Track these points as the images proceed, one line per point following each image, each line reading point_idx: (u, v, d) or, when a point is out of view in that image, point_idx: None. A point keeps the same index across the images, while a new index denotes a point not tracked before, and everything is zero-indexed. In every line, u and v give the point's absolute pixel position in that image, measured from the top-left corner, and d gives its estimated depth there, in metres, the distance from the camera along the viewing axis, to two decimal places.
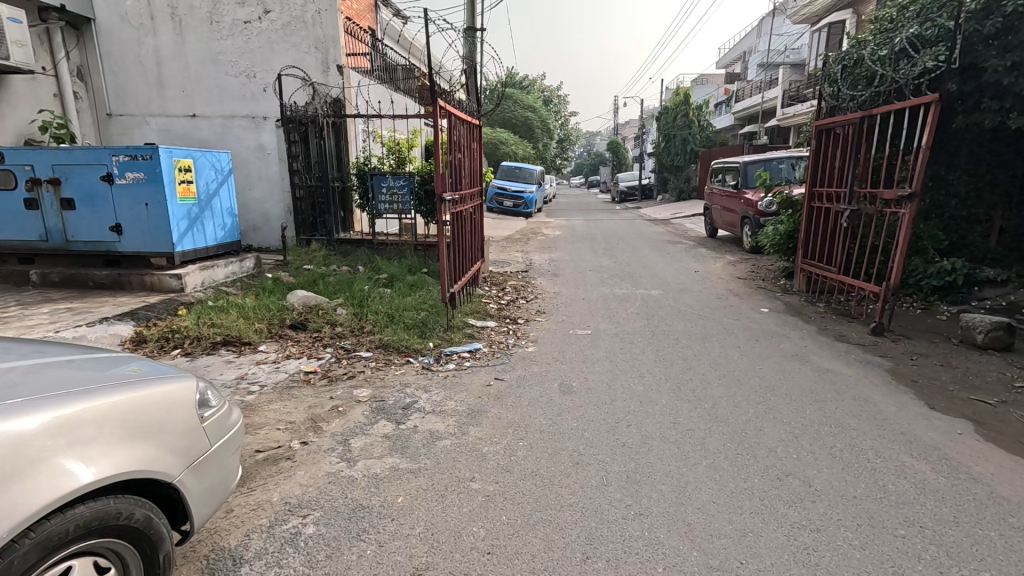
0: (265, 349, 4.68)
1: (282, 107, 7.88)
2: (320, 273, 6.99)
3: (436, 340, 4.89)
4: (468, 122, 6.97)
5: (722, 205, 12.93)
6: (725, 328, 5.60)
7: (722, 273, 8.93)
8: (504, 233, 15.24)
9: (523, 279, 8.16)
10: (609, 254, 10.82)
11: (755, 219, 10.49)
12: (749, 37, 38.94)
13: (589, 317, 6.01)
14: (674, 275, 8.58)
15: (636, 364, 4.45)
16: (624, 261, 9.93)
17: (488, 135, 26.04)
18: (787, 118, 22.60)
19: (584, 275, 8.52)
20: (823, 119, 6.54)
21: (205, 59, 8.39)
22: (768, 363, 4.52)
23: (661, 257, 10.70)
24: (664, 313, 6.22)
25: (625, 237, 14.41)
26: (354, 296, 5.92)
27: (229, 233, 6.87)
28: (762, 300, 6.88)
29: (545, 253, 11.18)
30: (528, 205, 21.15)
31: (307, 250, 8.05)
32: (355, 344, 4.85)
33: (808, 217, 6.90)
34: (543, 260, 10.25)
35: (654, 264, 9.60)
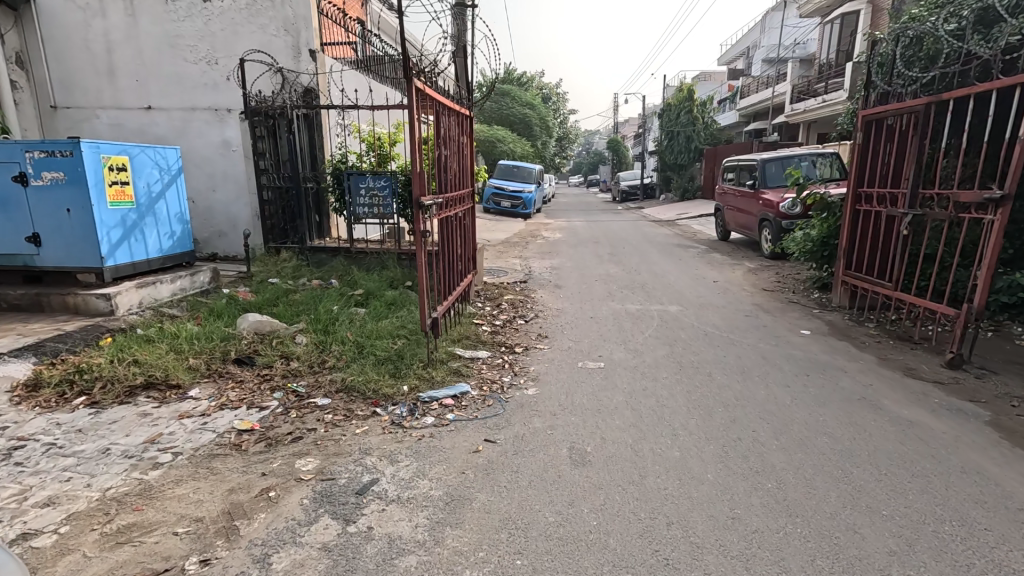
0: (195, 395, 3.71)
1: (246, 97, 6.91)
2: (285, 289, 6.02)
3: (412, 381, 3.92)
4: (457, 113, 5.99)
5: (735, 206, 12.00)
6: (764, 357, 4.65)
7: (744, 283, 7.96)
8: (501, 236, 14.26)
9: (522, 292, 7.20)
10: (615, 261, 9.87)
11: (777, 222, 9.55)
12: (752, 32, 38.00)
13: (599, 343, 5.05)
14: (691, 287, 7.61)
15: (665, 416, 3.48)
16: (633, 270, 8.98)
17: (486, 132, 25.03)
18: (797, 114, 21.66)
19: (590, 287, 7.56)
20: (874, 107, 5.59)
21: (160, 44, 7.41)
22: (831, 411, 3.57)
23: (672, 263, 9.73)
24: (689, 336, 5.26)
25: (630, 240, 13.46)
26: (318, 320, 4.95)
27: (179, 244, 5.91)
28: (799, 319, 5.92)
29: (545, 260, 10.21)
30: (528, 205, 20.22)
31: (276, 260, 7.08)
32: (312, 387, 3.89)
33: (852, 223, 5.94)
34: (543, 268, 9.27)
35: (667, 273, 8.63)
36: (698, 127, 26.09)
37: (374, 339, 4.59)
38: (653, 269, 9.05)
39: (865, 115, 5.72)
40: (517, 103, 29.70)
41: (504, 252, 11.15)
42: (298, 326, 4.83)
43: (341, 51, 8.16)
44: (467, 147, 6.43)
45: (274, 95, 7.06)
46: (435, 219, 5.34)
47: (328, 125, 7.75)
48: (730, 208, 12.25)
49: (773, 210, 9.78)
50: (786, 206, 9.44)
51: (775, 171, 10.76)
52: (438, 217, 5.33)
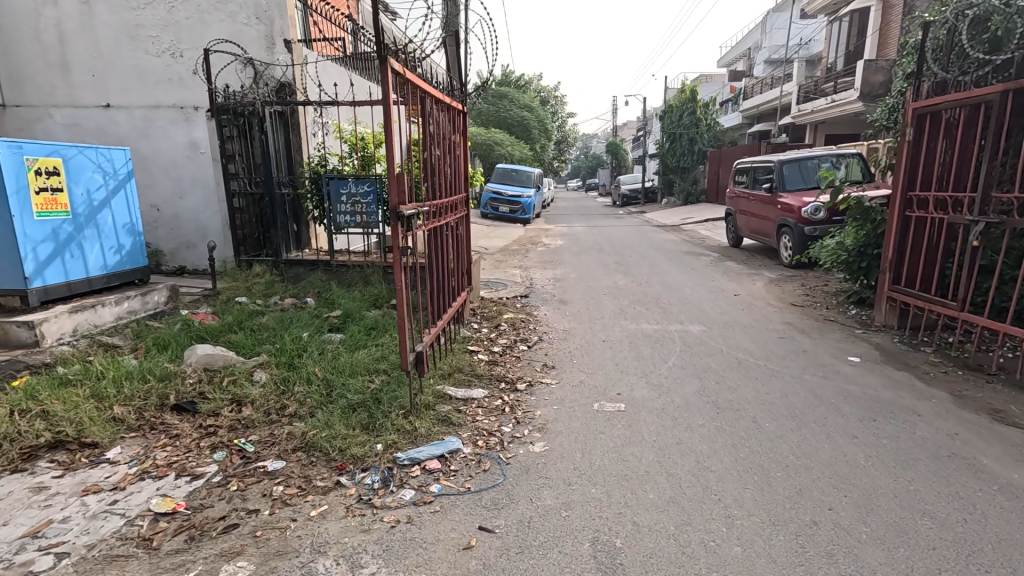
0: (113, 459, 2.93)
1: (213, 93, 6.14)
2: (253, 310, 5.25)
3: (389, 435, 3.13)
4: (449, 107, 5.24)
5: (747, 210, 11.30)
6: (815, 395, 3.88)
7: (769, 296, 7.20)
8: (499, 244, 13.51)
9: (523, 309, 6.44)
10: (624, 272, 9.11)
11: (798, 228, 8.83)
12: (754, 33, 37.40)
13: (616, 375, 4.28)
14: (712, 302, 6.84)
15: (710, 487, 2.71)
16: (645, 282, 8.21)
17: (483, 135, 24.32)
18: (805, 115, 20.97)
19: (599, 303, 6.80)
20: (929, 97, 4.85)
21: (118, 35, 6.66)
22: (922, 475, 2.80)
23: (685, 273, 8.98)
24: (720, 366, 4.49)
25: (636, 247, 12.71)
26: (283, 351, 4.17)
27: (128, 259, 5.13)
28: (843, 341, 5.15)
29: (547, 270, 9.45)
30: (527, 210, 19.51)
31: (246, 275, 6.30)
32: (264, 443, 3.11)
33: (901, 231, 5.19)
34: (545, 280, 8.52)
35: (682, 286, 7.87)
36: (700, 129, 25.44)
37: (349, 376, 3.83)
38: (666, 281, 8.29)
39: (916, 107, 4.97)
40: (514, 105, 29.00)
41: (502, 262, 10.38)
42: (258, 359, 4.05)
43: (332, 49, 7.89)
44: (462, 148, 5.68)
45: (244, 90, 6.30)
46: (422, 229, 4.59)
47: (306, 124, 6.99)
48: (743, 212, 11.52)
49: (793, 216, 9.07)
50: (809, 211, 8.72)
51: (793, 173, 10.04)
52: (425, 227, 4.57)
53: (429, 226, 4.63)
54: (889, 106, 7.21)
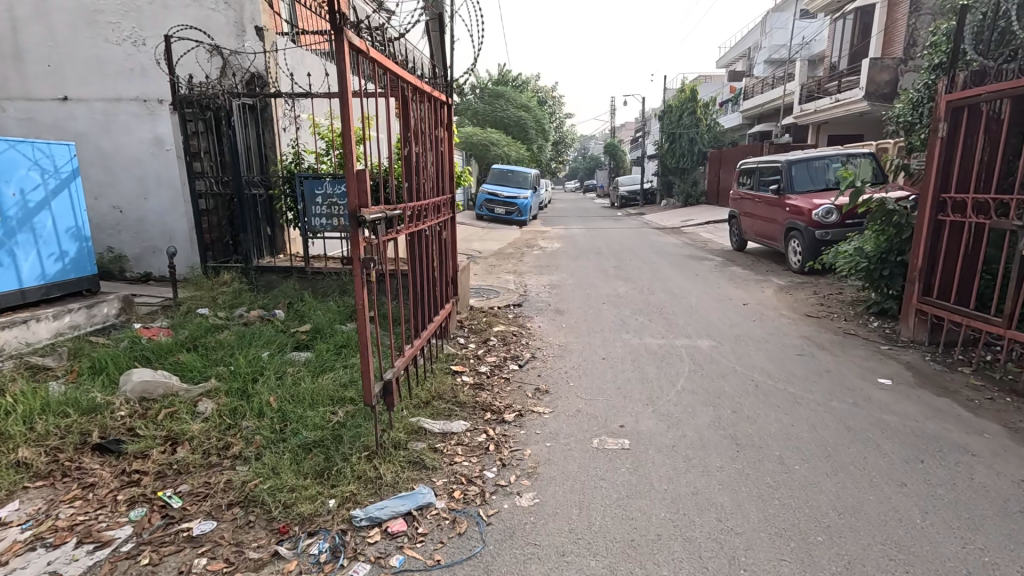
0: (4, 519, 2.39)
1: (176, 84, 5.61)
2: (213, 324, 4.72)
3: (346, 485, 2.60)
4: (432, 99, 4.72)
5: (752, 213, 10.82)
6: (848, 428, 3.36)
7: (781, 306, 6.68)
8: (494, 247, 13.00)
9: (515, 321, 5.91)
10: (625, 278, 8.59)
11: (809, 232, 8.34)
12: (754, 33, 36.97)
13: (618, 401, 3.76)
14: (720, 313, 6.33)
15: (737, 558, 2.19)
16: (647, 290, 7.69)
17: (479, 135, 23.80)
18: (808, 115, 20.51)
19: (598, 314, 6.29)
20: (966, 88, 4.35)
21: (76, 21, 6.12)
22: (995, 541, 2.29)
23: (689, 280, 8.47)
24: (735, 391, 3.97)
25: (636, 250, 12.19)
26: (235, 376, 3.63)
27: (72, 268, 4.60)
28: (869, 359, 4.64)
29: (543, 276, 8.93)
30: (523, 211, 19.03)
31: (213, 284, 5.77)
32: (196, 495, 2.58)
33: (932, 237, 4.70)
34: (540, 287, 8.00)
35: (687, 295, 7.36)
36: (700, 129, 24.99)
37: (308, 407, 3.29)
38: (669, 288, 7.78)
39: (950, 99, 4.48)
40: (512, 105, 28.49)
41: (496, 267, 9.86)
42: (206, 385, 3.50)
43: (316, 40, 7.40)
44: (447, 144, 5.15)
45: (211, 81, 5.77)
46: (399, 234, 4.07)
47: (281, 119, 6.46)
48: (748, 215, 11.03)
49: (803, 218, 8.58)
50: (820, 213, 8.23)
51: (801, 174, 9.53)
52: (403, 232, 4.05)
53: (407, 231, 4.11)
54: (914, 101, 6.69)
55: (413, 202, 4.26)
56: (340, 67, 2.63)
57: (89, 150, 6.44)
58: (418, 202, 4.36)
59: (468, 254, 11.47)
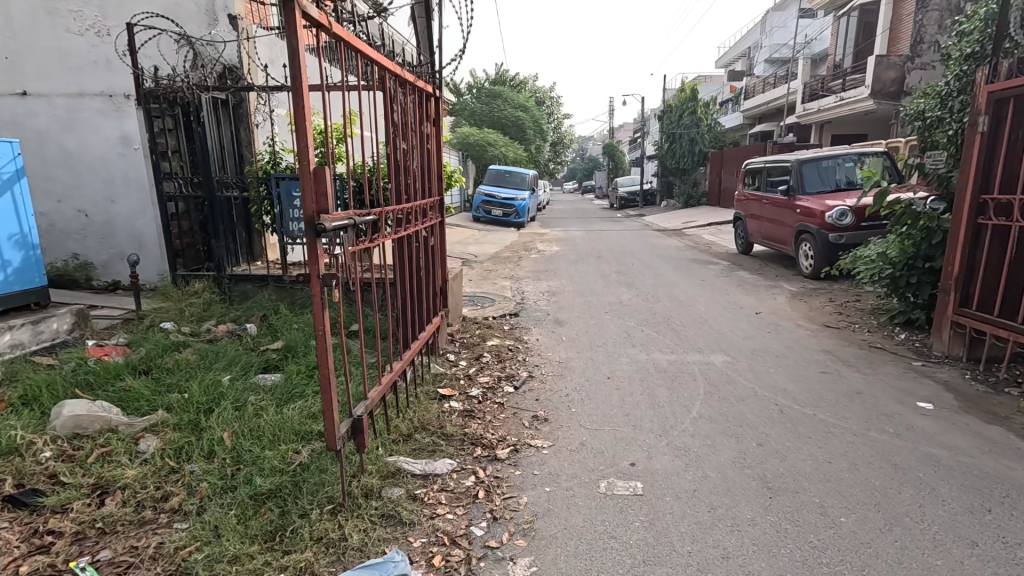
0: None
1: (141, 77, 5.14)
2: (175, 341, 4.25)
3: (301, 554, 2.14)
4: (417, 91, 4.25)
5: (758, 215, 10.41)
6: (894, 467, 2.91)
7: (796, 316, 6.22)
8: (491, 251, 12.52)
9: (511, 334, 5.44)
10: (627, 284, 8.12)
11: (822, 235, 7.89)
12: (754, 32, 36.56)
13: (627, 433, 3.29)
14: (732, 324, 5.87)
15: None
16: (652, 297, 7.23)
17: (476, 135, 23.31)
18: (812, 114, 20.10)
19: (600, 325, 5.82)
20: (1011, 78, 3.91)
21: (34, 9, 5.65)
22: None
23: (695, 286, 8.01)
24: (759, 418, 3.51)
25: (638, 254, 11.72)
26: (188, 405, 3.15)
27: (16, 279, 4.14)
28: (903, 378, 4.19)
29: (541, 282, 8.45)
30: (521, 213, 18.55)
31: (182, 294, 5.30)
32: (117, 566, 2.11)
33: (971, 244, 4.27)
34: (538, 294, 7.53)
35: (694, 303, 6.90)
36: (701, 129, 24.54)
37: (268, 446, 2.82)
38: (675, 295, 7.32)
39: (992, 91, 4.03)
40: (509, 105, 28.01)
41: (492, 273, 9.38)
42: (152, 417, 3.02)
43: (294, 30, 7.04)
44: (436, 142, 4.70)
45: (179, 74, 5.31)
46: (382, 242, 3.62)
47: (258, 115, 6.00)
48: (755, 217, 10.59)
49: (815, 221, 8.15)
50: (834, 216, 7.79)
51: (812, 174, 9.08)
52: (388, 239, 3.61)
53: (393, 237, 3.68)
54: (939, 96, 6.24)
55: (399, 205, 3.82)
56: (292, 44, 2.17)
57: (49, 148, 5.96)
58: (405, 205, 3.91)
59: (463, 258, 11.00)
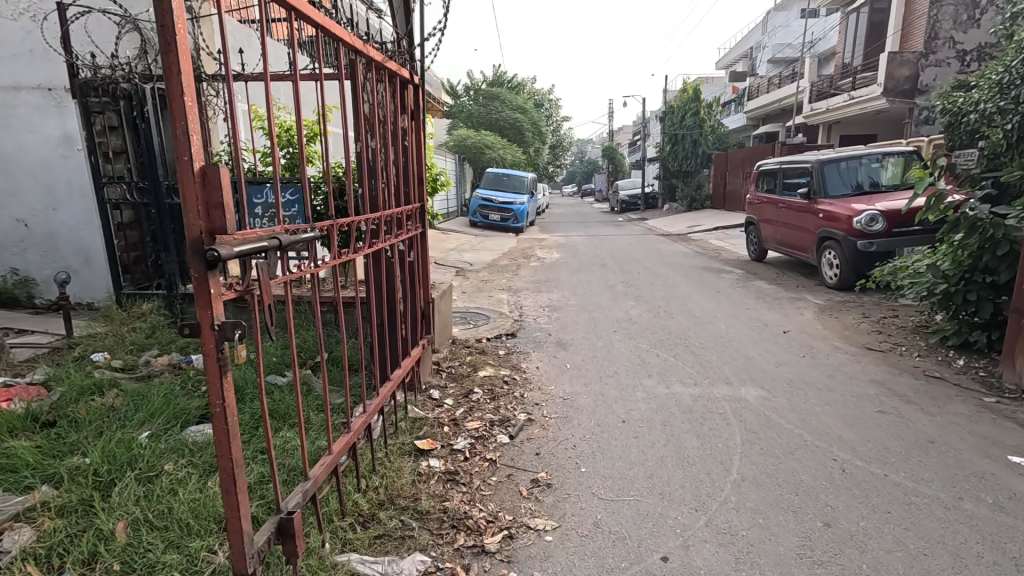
0: None
1: (76, 65, 4.43)
2: (100, 378, 3.51)
3: None
4: (392, 76, 3.50)
5: (774, 220, 9.72)
6: (1013, 563, 2.18)
7: (830, 335, 5.51)
8: (487, 258, 11.83)
9: (507, 361, 4.73)
10: (636, 297, 7.40)
11: (851, 243, 7.19)
12: (756, 32, 36.03)
13: (653, 507, 2.57)
14: (759, 346, 5.15)
15: None
16: (666, 313, 6.52)
17: (473, 137, 22.63)
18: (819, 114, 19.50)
19: (609, 348, 5.11)
20: None
21: None
22: None
23: (710, 299, 7.30)
24: (818, 482, 2.79)
25: (644, 261, 11.02)
26: (82, 477, 2.43)
27: None
28: (978, 421, 3.47)
29: (541, 295, 7.74)
30: (519, 218, 17.86)
31: (126, 317, 4.58)
32: None
33: None
34: (538, 310, 6.81)
35: (713, 320, 6.18)
36: (704, 130, 23.83)
37: (176, 544, 2.10)
38: (690, 311, 6.60)
39: None
40: (506, 107, 27.36)
41: (487, 284, 8.68)
42: (28, 495, 2.29)
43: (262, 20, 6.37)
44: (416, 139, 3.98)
45: (122, 62, 4.59)
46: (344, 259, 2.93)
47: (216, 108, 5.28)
48: (770, 222, 9.90)
49: (841, 226, 7.44)
50: (862, 221, 7.08)
51: (835, 176, 8.38)
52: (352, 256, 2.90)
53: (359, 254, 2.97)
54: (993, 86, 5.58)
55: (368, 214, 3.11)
56: None
57: None
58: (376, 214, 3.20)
59: (457, 268, 10.29)
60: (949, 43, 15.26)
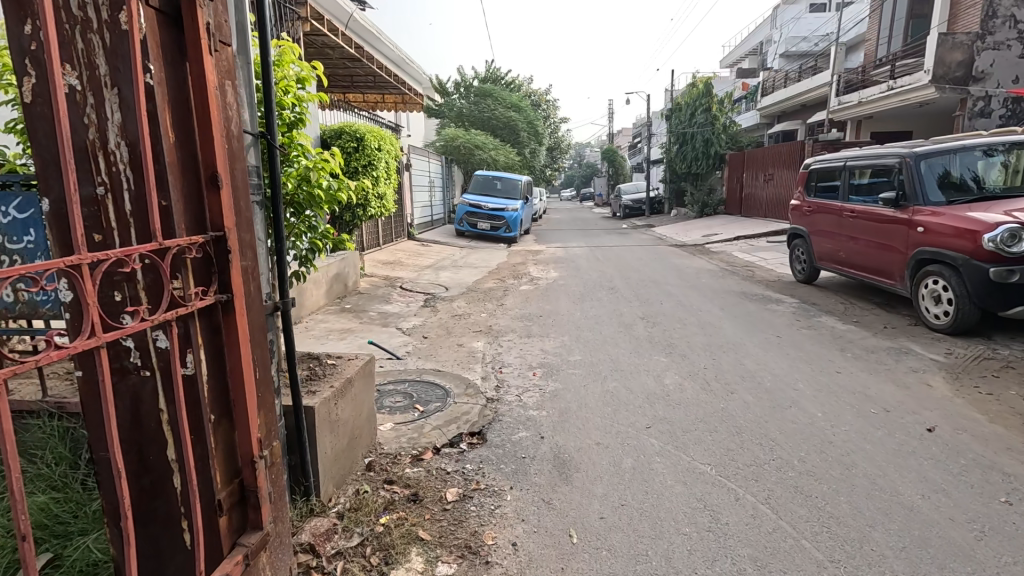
0: None
1: None
2: None
3: None
4: None
5: (835, 233, 7.49)
6: None
7: (1011, 437, 3.30)
8: (470, 280, 9.62)
9: (459, 519, 2.53)
10: (669, 349, 5.18)
11: (977, 272, 5.04)
12: (765, 28, 34.07)
13: None
14: (916, 472, 2.91)
15: None
16: (720, 384, 4.29)
17: (462, 137, 20.38)
18: (846, 110, 17.32)
19: (645, 478, 2.91)
20: None
21: None
22: None
23: (774, 352, 5.10)
24: None
25: (665, 284, 8.81)
26: None
27: None
28: None
29: (532, 343, 5.54)
30: (512, 227, 15.60)
31: None
32: None
33: None
34: (527, 373, 4.61)
35: (797, 399, 3.96)
36: (717, 128, 21.60)
37: None
38: (754, 378, 4.39)
39: None
40: (500, 105, 25.22)
41: (462, 323, 6.47)
42: None
43: None
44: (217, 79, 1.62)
45: None
46: None
47: None
48: (828, 235, 7.72)
49: (961, 246, 5.27)
50: (998, 238, 4.91)
51: (936, 174, 6.11)
52: None
53: None
54: None
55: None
56: None
57: None
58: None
59: (429, 296, 8.09)
60: (1009, 22, 13.11)
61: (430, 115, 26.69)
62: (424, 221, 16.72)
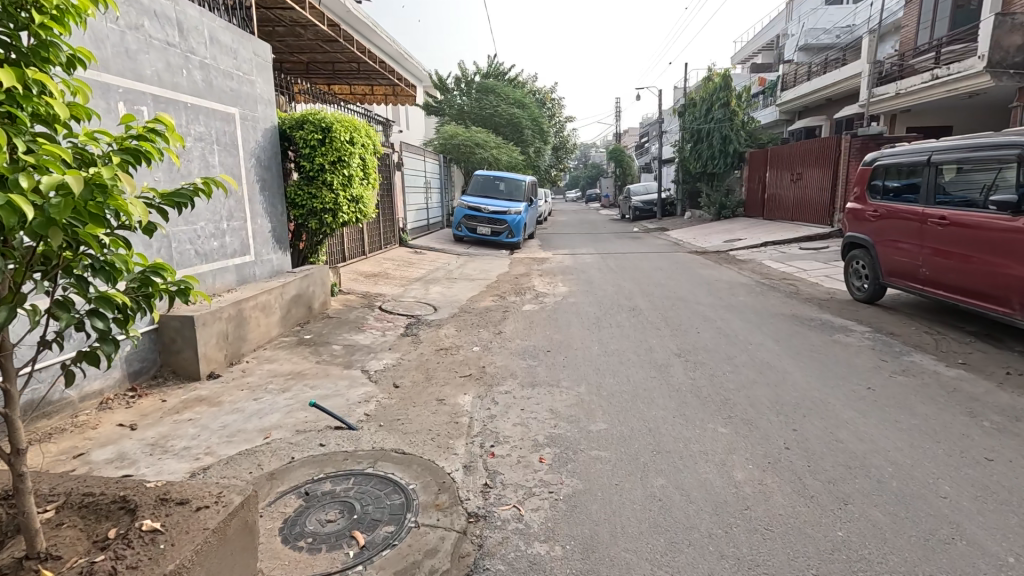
0: None
1: None
2: None
3: None
4: None
5: (910, 242, 6.06)
6: None
7: None
8: (464, 296, 8.20)
9: None
10: (727, 413, 3.73)
11: None
12: (779, 22, 32.46)
13: None
14: None
15: None
16: (822, 485, 2.84)
17: (462, 135, 18.88)
18: (881, 103, 15.80)
19: None
20: None
21: None
22: None
23: (875, 417, 3.64)
24: None
25: (697, 304, 7.35)
26: None
27: None
28: None
29: (536, 398, 4.10)
30: (514, 232, 14.19)
31: None
32: None
33: None
34: (527, 457, 3.17)
35: (956, 522, 2.51)
36: (735, 124, 20.06)
37: None
38: (868, 471, 2.95)
39: None
40: (503, 102, 23.74)
41: (447, 361, 5.06)
42: None
43: None
44: None
45: None
46: None
47: None
48: (898, 245, 6.30)
49: None
50: None
51: None
52: None
53: None
54: None
55: None
56: None
57: None
58: None
59: (412, 319, 6.68)
60: None
61: (429, 112, 25.16)
62: (418, 225, 15.30)
